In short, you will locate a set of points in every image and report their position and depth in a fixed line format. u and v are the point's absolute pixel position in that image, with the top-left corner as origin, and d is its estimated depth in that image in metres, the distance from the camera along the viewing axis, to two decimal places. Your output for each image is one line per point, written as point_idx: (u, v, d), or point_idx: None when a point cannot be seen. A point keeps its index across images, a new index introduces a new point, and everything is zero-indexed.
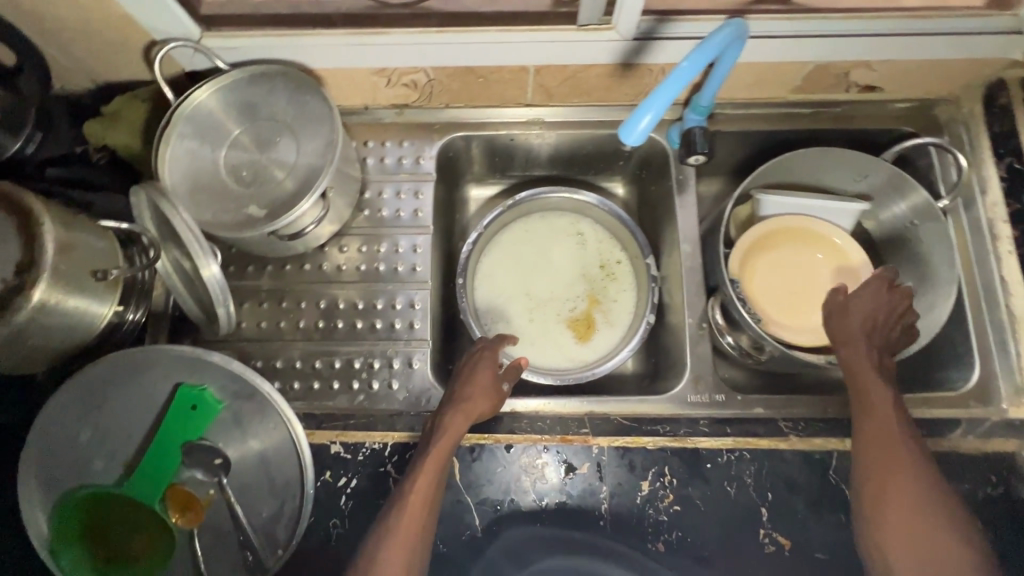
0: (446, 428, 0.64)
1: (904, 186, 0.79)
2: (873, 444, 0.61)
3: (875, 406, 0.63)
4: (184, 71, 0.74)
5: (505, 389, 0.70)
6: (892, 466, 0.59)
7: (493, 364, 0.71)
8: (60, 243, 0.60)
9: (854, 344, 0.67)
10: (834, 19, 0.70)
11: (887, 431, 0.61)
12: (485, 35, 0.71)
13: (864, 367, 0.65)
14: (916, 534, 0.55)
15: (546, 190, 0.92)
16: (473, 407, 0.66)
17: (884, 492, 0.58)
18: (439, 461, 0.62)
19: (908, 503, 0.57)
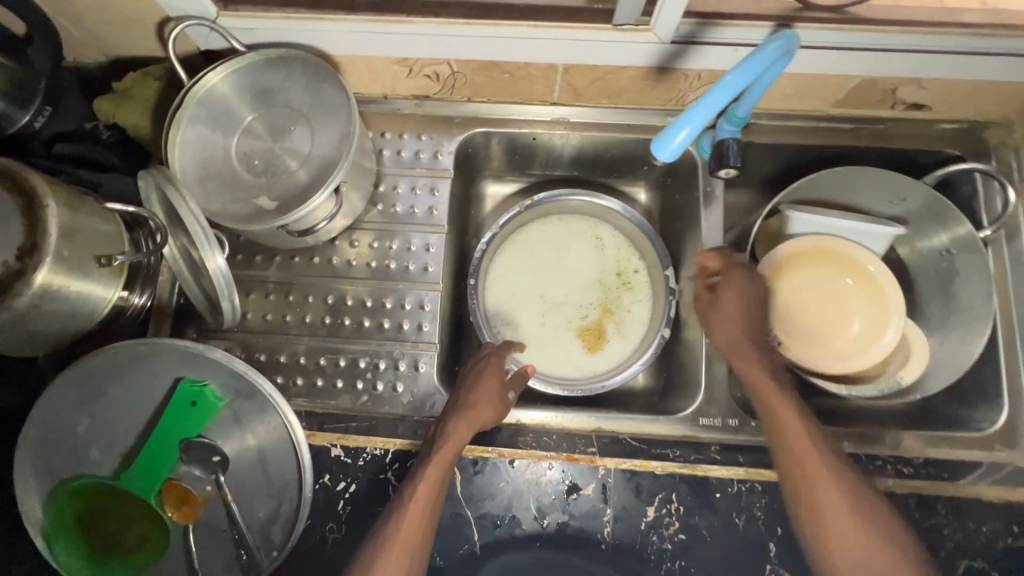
0: (446, 435, 0.62)
1: (947, 216, 0.76)
2: (793, 459, 0.59)
3: (783, 415, 0.60)
4: (199, 50, 0.71)
5: (511, 399, 0.67)
6: (813, 479, 0.57)
7: (499, 372, 0.69)
8: (65, 227, 0.59)
9: (745, 354, 0.64)
10: (889, 33, 0.65)
11: (796, 439, 0.59)
12: (516, 29, 0.66)
13: (758, 374, 0.63)
14: (856, 547, 0.54)
15: (566, 192, 0.88)
16: (475, 414, 0.64)
17: (819, 511, 0.56)
18: (440, 470, 0.60)
19: (839, 513, 0.56)
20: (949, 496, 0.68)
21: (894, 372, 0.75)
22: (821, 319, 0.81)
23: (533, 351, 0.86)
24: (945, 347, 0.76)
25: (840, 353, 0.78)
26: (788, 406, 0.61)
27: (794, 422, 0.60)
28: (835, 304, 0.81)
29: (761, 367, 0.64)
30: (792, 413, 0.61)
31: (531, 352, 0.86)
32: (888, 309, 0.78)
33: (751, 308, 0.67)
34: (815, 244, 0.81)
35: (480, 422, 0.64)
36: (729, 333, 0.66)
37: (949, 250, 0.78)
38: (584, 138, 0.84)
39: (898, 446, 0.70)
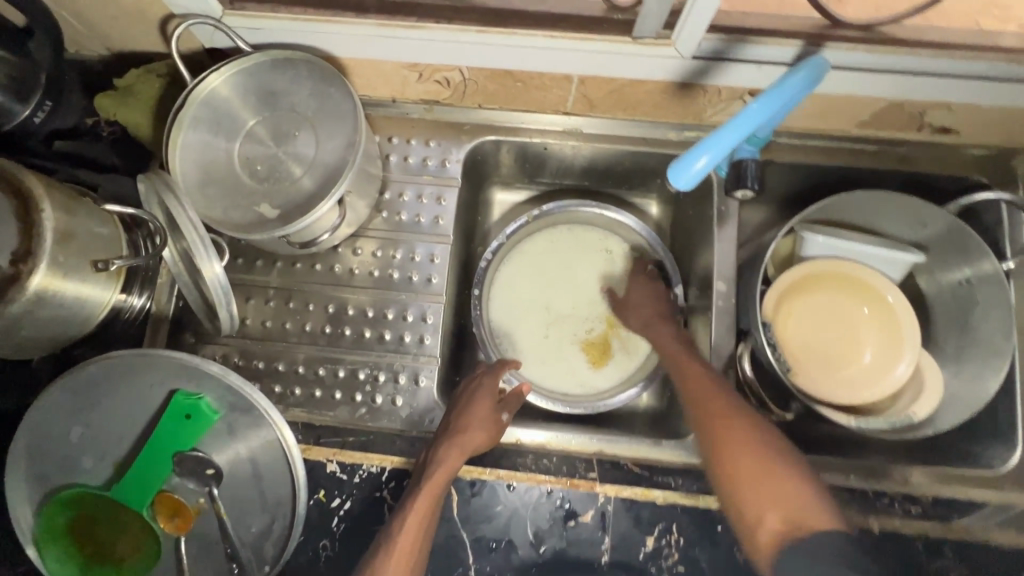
0: (437, 463, 0.61)
1: (971, 248, 0.72)
2: (699, 401, 0.64)
3: (687, 367, 0.68)
4: (204, 48, 0.69)
5: (505, 421, 0.67)
6: (715, 414, 0.61)
7: (493, 396, 0.69)
8: (60, 232, 0.57)
9: (654, 330, 0.76)
10: (922, 56, 0.62)
11: (702, 382, 0.65)
12: (531, 39, 0.64)
13: (667, 343, 0.73)
14: (753, 475, 0.55)
15: (577, 204, 0.86)
16: (467, 440, 0.63)
17: (724, 444, 0.58)
18: (430, 501, 0.59)
19: (741, 443, 0.58)
20: (957, 537, 0.66)
21: (905, 406, 0.73)
22: (833, 346, 0.78)
23: (535, 365, 0.83)
24: (960, 381, 0.74)
25: (851, 382, 0.76)
26: (692, 360, 0.69)
27: (699, 370, 0.67)
28: (848, 332, 0.79)
29: (670, 338, 0.74)
30: (698, 365, 0.68)
31: (534, 365, 0.83)
32: (900, 340, 0.76)
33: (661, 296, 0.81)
34: (830, 269, 0.79)
35: (473, 447, 0.63)
36: (641, 316, 0.79)
37: (968, 279, 0.74)
38: (597, 149, 0.81)
39: (905, 482, 0.69)
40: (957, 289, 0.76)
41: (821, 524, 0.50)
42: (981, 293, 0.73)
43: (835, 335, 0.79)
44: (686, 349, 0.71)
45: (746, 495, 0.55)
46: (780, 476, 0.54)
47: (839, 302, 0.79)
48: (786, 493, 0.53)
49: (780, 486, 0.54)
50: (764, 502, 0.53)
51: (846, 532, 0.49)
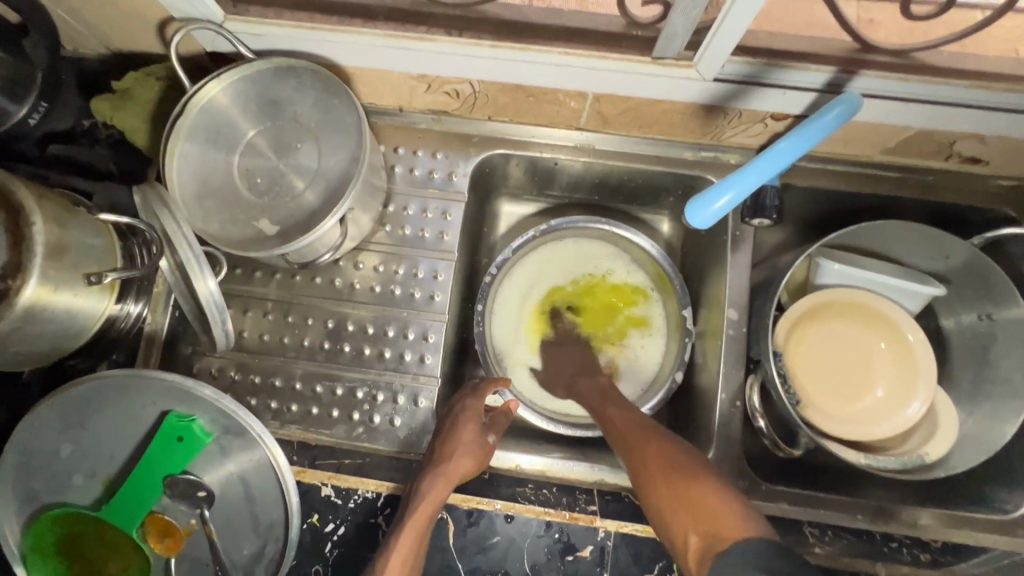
0: (421, 497, 0.59)
1: (995, 285, 0.70)
2: (622, 439, 0.63)
3: (605, 411, 0.68)
4: (205, 51, 0.66)
5: (490, 444, 0.65)
6: (637, 446, 0.60)
7: (475, 420, 0.66)
8: (51, 246, 0.55)
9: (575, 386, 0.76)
10: (957, 86, 0.58)
11: (622, 421, 0.65)
12: (545, 55, 0.61)
13: (591, 395, 0.73)
14: (675, 493, 0.53)
15: (585, 220, 0.82)
16: (451, 470, 0.61)
17: (645, 474, 0.57)
18: (416, 536, 0.57)
19: (661, 467, 0.56)
20: None
21: (916, 446, 0.71)
22: (845, 379, 0.76)
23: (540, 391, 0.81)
24: (976, 422, 0.72)
25: (863, 418, 0.73)
26: (614, 404, 0.68)
27: (620, 411, 0.67)
28: (862, 367, 0.76)
29: (594, 388, 0.73)
30: (619, 410, 0.67)
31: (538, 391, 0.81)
32: (915, 377, 0.73)
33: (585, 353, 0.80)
34: (849, 299, 0.76)
35: (460, 477, 0.61)
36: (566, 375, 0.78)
37: (990, 316, 0.72)
38: (608, 167, 0.78)
39: (915, 524, 0.67)
40: (977, 325, 0.74)
41: (739, 531, 0.46)
42: (1004, 331, 0.70)
43: (848, 367, 0.76)
44: (604, 399, 0.71)
45: (671, 519, 0.52)
46: (696, 492, 0.51)
47: (854, 336, 0.76)
48: (704, 505, 0.50)
49: (697, 500, 0.51)
50: (686, 522, 0.50)
51: (768, 537, 0.45)
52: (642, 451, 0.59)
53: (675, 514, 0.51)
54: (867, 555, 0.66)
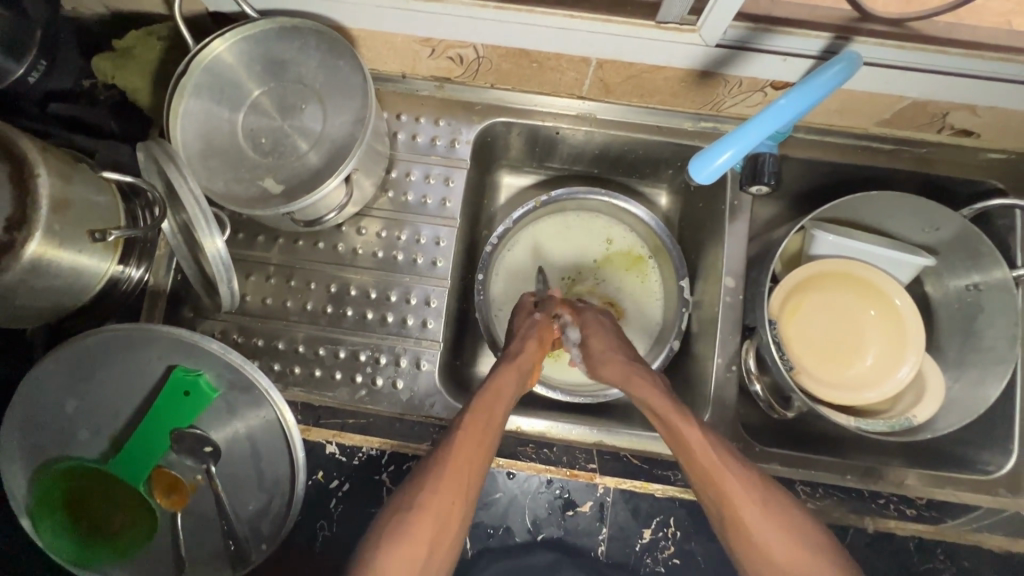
0: (494, 376, 0.63)
1: (982, 255, 0.72)
2: (711, 479, 0.55)
3: (683, 432, 0.57)
4: (207, 11, 0.65)
5: (538, 320, 0.71)
6: (742, 511, 0.53)
7: (526, 312, 0.74)
8: (56, 199, 0.55)
9: (634, 379, 0.63)
10: (953, 54, 0.59)
11: (709, 461, 0.55)
12: (550, 19, 0.61)
13: (656, 399, 0.61)
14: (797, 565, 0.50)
15: (584, 190, 0.83)
16: (520, 350, 0.67)
17: (755, 547, 0.52)
18: (489, 407, 0.59)
19: (779, 538, 0.51)
20: (948, 541, 0.67)
21: (906, 409, 0.74)
22: (838, 346, 0.78)
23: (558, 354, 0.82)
24: (961, 387, 0.74)
25: (853, 384, 0.76)
26: (691, 427, 0.57)
27: (703, 441, 0.56)
28: (853, 333, 0.78)
29: (656, 391, 0.62)
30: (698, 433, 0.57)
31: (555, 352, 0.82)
32: (906, 344, 0.75)
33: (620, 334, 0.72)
34: (842, 269, 0.78)
35: (529, 361, 0.67)
36: (616, 367, 0.65)
37: (976, 285, 0.74)
38: (610, 136, 0.79)
39: (900, 483, 0.70)
40: (964, 295, 0.76)
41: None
42: (990, 299, 0.73)
43: (841, 335, 0.78)
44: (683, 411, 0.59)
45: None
46: (810, 558, 0.50)
47: (846, 305, 0.78)
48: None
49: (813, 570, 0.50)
50: None
51: None
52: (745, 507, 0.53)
53: None
54: (857, 511, 0.68)
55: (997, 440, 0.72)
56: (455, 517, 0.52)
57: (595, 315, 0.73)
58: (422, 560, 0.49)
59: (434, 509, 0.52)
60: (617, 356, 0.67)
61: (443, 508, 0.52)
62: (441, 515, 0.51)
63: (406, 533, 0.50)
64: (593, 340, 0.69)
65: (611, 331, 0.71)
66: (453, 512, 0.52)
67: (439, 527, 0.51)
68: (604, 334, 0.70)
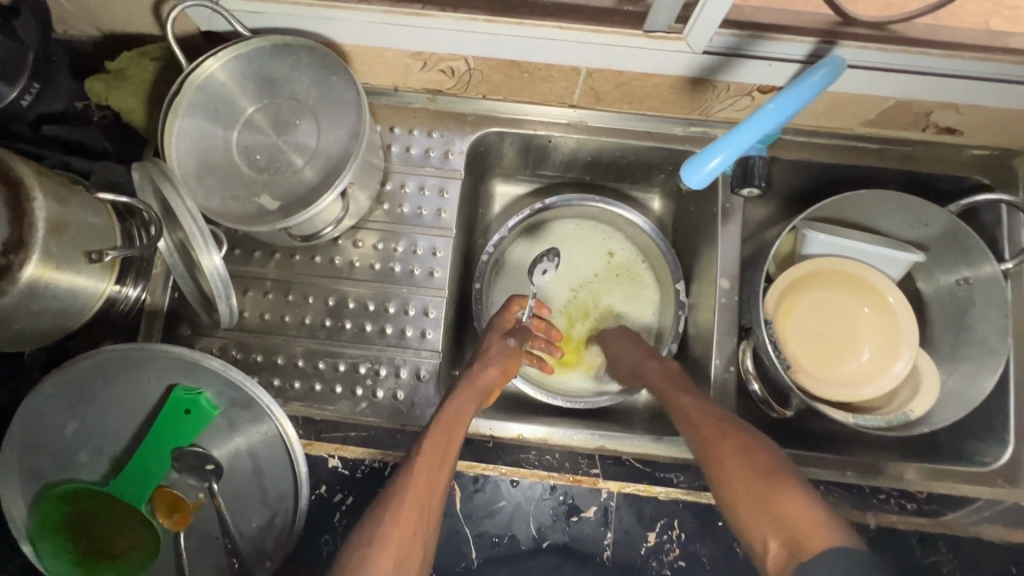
0: (451, 399, 0.64)
1: (970, 249, 0.73)
2: (695, 430, 0.61)
3: (676, 399, 0.65)
4: (199, 31, 0.66)
5: (511, 346, 0.71)
6: (717, 452, 0.57)
7: (500, 332, 0.73)
8: (52, 222, 0.55)
9: (645, 361, 0.72)
10: (935, 55, 0.60)
11: (695, 414, 0.62)
12: (541, 29, 0.62)
13: (658, 376, 0.69)
14: (759, 493, 0.52)
15: (579, 199, 0.83)
16: (482, 375, 0.67)
17: (728, 484, 0.55)
18: (446, 436, 0.60)
19: (741, 468, 0.55)
20: (951, 533, 0.67)
21: (902, 404, 0.74)
22: (832, 344, 0.79)
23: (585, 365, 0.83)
24: (956, 380, 0.75)
25: (850, 381, 0.76)
26: (684, 392, 0.65)
27: (694, 407, 0.63)
28: (848, 331, 0.79)
29: (661, 368, 0.70)
30: (689, 398, 0.64)
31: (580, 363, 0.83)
32: (900, 342, 0.76)
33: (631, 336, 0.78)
34: (835, 267, 0.79)
35: (489, 383, 0.67)
36: (631, 359, 0.74)
37: (967, 279, 0.75)
38: (601, 143, 0.80)
39: (900, 478, 0.70)
40: (955, 289, 0.77)
41: (825, 542, 0.46)
42: (980, 293, 0.74)
43: (835, 332, 0.79)
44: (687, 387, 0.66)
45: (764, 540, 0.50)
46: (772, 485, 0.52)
47: (840, 303, 0.79)
48: (796, 526, 0.48)
49: (775, 497, 0.51)
50: (765, 528, 0.50)
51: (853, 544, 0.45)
52: (719, 443, 0.58)
53: (758, 516, 0.51)
54: (860, 507, 0.68)
55: (993, 430, 0.73)
56: (417, 548, 0.54)
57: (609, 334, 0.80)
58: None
59: (395, 543, 0.52)
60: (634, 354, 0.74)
61: (406, 538, 0.53)
62: (402, 545, 0.52)
63: (365, 568, 0.50)
64: (614, 348, 0.77)
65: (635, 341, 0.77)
66: (411, 535, 0.54)
67: (400, 559, 0.52)
68: (624, 342, 0.77)
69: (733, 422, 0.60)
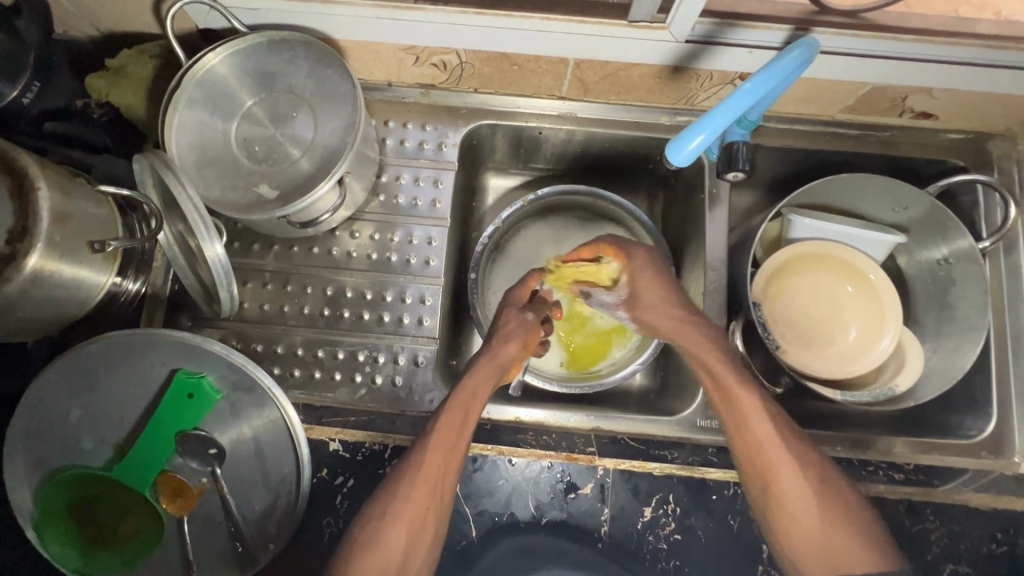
0: (471, 373, 0.64)
1: (949, 229, 0.76)
2: (748, 433, 0.58)
3: (730, 388, 0.60)
4: (197, 29, 0.68)
5: (530, 321, 0.71)
6: (776, 466, 0.57)
7: (515, 308, 0.74)
8: (56, 211, 0.57)
9: (684, 329, 0.64)
10: (905, 41, 0.63)
11: (752, 415, 0.58)
12: (530, 22, 0.64)
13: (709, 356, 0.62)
14: (822, 517, 0.55)
15: (569, 188, 0.85)
16: (501, 351, 0.66)
17: (780, 494, 0.57)
18: (461, 417, 0.60)
19: (797, 485, 0.56)
20: (939, 501, 0.69)
21: (888, 379, 0.77)
22: (819, 324, 0.81)
23: (563, 281, 0.78)
24: (940, 356, 0.77)
25: (838, 359, 0.79)
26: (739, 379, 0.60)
27: (756, 408, 0.58)
28: (834, 310, 0.81)
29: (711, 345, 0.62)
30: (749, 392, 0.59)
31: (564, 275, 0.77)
32: (886, 321, 0.78)
33: (669, 283, 0.69)
34: (821, 250, 0.81)
35: (509, 358, 0.67)
36: (665, 315, 0.66)
37: (947, 258, 0.78)
38: (590, 134, 0.82)
39: (889, 452, 0.72)
40: (936, 269, 0.80)
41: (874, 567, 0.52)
42: (959, 270, 0.76)
43: (822, 312, 0.81)
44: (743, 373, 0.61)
45: (805, 555, 0.55)
46: (830, 514, 0.56)
47: (826, 285, 0.81)
48: (847, 550, 0.54)
49: (832, 524, 0.55)
50: (811, 544, 0.55)
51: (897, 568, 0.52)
52: (776, 456, 0.57)
53: (803, 534, 0.56)
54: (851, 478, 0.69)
55: (976, 403, 0.75)
56: (429, 523, 0.56)
57: (645, 269, 0.70)
58: (396, 563, 0.53)
59: (410, 516, 0.55)
60: (665, 309, 0.66)
61: (418, 513, 0.55)
62: (414, 523, 0.55)
63: (379, 540, 0.54)
64: (639, 290, 0.69)
65: (658, 278, 0.69)
66: (425, 516, 0.56)
67: (412, 534, 0.55)
68: (649, 279, 0.69)
69: (792, 431, 0.59)
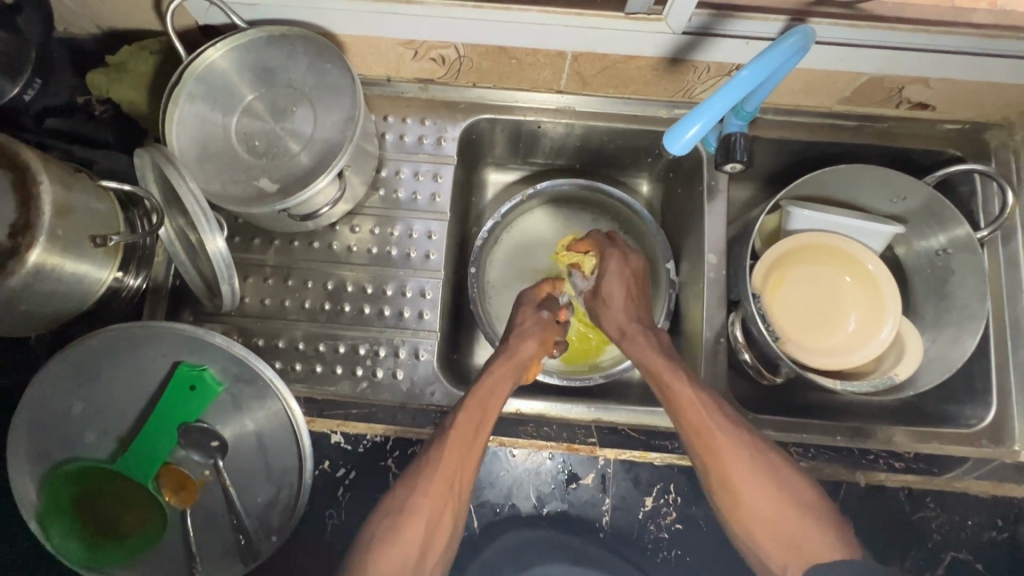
0: (489, 372, 0.66)
1: (947, 218, 0.76)
2: (693, 431, 0.60)
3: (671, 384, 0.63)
4: (197, 25, 0.68)
5: (545, 319, 0.73)
6: (722, 458, 0.58)
7: (533, 305, 0.75)
8: (57, 205, 0.57)
9: (630, 335, 0.70)
10: (902, 30, 0.63)
11: (689, 410, 0.61)
12: (528, 14, 0.64)
13: (647, 354, 0.67)
14: (776, 507, 0.55)
15: (568, 181, 0.86)
16: (518, 350, 0.69)
17: (731, 487, 0.57)
18: (479, 413, 0.61)
19: (743, 474, 0.57)
20: (940, 489, 0.69)
21: (887, 369, 0.77)
22: (819, 315, 0.81)
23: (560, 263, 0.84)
24: (939, 346, 0.77)
25: (838, 349, 0.79)
26: (674, 374, 0.64)
27: (694, 402, 0.61)
28: (833, 301, 0.81)
29: (650, 347, 0.68)
30: (685, 385, 0.63)
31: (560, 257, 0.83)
32: (885, 311, 0.79)
33: (634, 287, 0.74)
34: (820, 241, 0.81)
35: (527, 357, 0.69)
36: (619, 319, 0.72)
37: (946, 248, 0.78)
38: (589, 127, 0.83)
39: (889, 441, 0.72)
40: (935, 259, 0.80)
41: (828, 553, 0.51)
42: (958, 260, 0.77)
43: (821, 303, 0.81)
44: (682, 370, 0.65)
45: (768, 549, 0.55)
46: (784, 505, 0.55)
47: (824, 275, 0.82)
48: (801, 537, 0.53)
49: (787, 516, 0.55)
50: (769, 538, 0.55)
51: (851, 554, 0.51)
52: (720, 447, 0.59)
53: (759, 526, 0.55)
54: (851, 467, 0.70)
55: (976, 392, 0.76)
56: (445, 520, 0.56)
57: (617, 269, 0.74)
58: (413, 561, 0.52)
59: (427, 512, 0.55)
60: (623, 313, 0.72)
61: (435, 509, 0.55)
62: (431, 519, 0.55)
63: (395, 535, 0.53)
64: (607, 294, 0.74)
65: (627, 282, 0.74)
66: (443, 513, 0.56)
67: (428, 530, 0.54)
68: (619, 281, 0.74)
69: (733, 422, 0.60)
